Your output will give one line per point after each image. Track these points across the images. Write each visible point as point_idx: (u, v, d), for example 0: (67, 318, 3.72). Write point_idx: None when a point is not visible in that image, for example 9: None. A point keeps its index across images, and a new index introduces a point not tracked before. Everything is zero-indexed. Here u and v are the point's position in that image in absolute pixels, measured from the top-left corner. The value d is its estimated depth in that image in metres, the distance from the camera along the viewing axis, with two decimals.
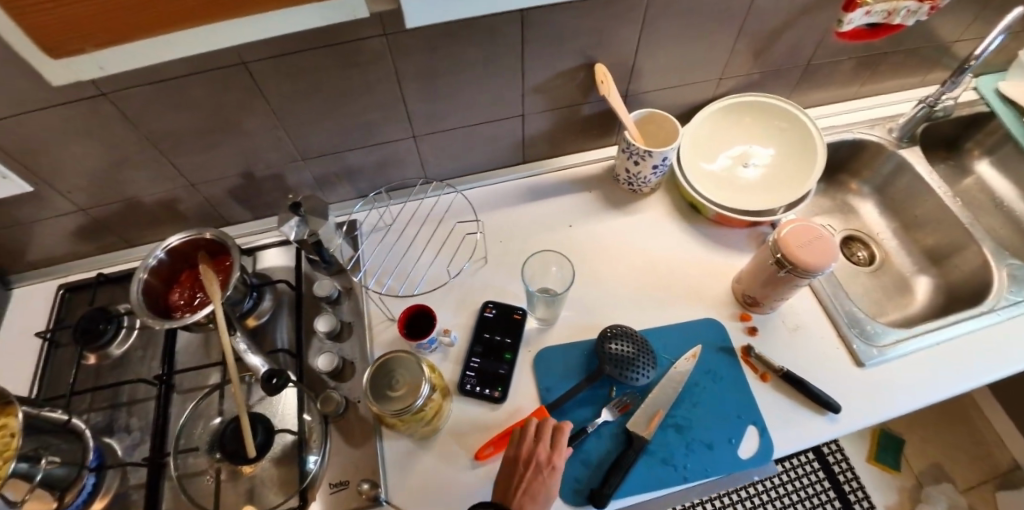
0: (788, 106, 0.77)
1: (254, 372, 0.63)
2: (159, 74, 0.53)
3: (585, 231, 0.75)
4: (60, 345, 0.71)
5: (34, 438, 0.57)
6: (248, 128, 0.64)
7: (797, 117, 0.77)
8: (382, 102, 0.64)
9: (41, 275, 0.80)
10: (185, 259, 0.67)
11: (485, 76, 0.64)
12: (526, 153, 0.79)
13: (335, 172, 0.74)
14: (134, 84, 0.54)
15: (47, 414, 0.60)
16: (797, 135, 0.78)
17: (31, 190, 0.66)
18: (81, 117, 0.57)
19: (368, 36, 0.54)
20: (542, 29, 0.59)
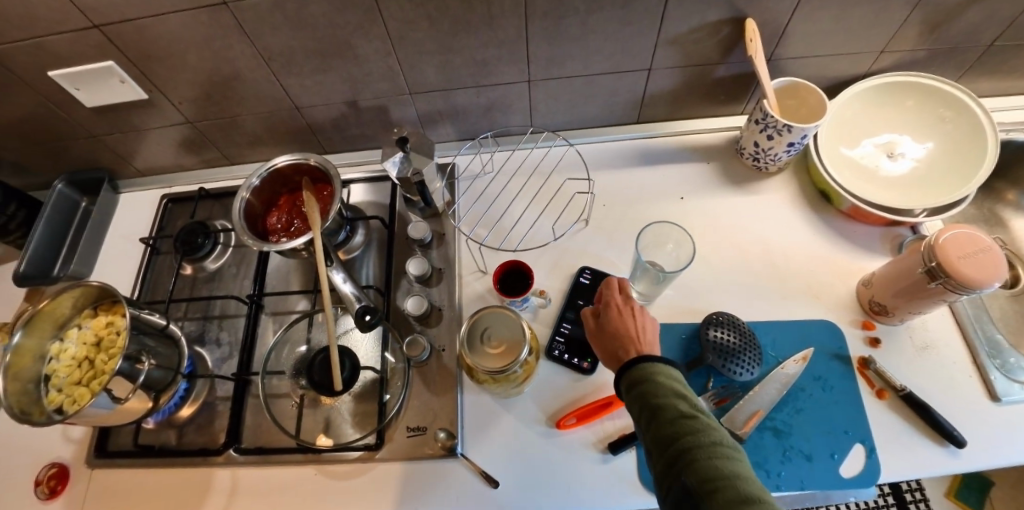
0: (961, 92, 0.66)
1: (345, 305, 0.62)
2: None
3: (696, 206, 0.69)
4: (160, 253, 0.74)
5: (135, 340, 0.57)
6: (359, 54, 0.61)
7: (969, 106, 0.66)
8: (500, 40, 0.59)
9: (146, 183, 0.82)
10: (284, 183, 0.66)
11: (616, 21, 0.57)
12: (640, 114, 0.73)
13: (439, 111, 0.70)
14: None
15: (146, 317, 0.61)
16: (964, 128, 0.66)
17: (146, 97, 0.67)
18: (201, 26, 0.56)
19: None
20: None
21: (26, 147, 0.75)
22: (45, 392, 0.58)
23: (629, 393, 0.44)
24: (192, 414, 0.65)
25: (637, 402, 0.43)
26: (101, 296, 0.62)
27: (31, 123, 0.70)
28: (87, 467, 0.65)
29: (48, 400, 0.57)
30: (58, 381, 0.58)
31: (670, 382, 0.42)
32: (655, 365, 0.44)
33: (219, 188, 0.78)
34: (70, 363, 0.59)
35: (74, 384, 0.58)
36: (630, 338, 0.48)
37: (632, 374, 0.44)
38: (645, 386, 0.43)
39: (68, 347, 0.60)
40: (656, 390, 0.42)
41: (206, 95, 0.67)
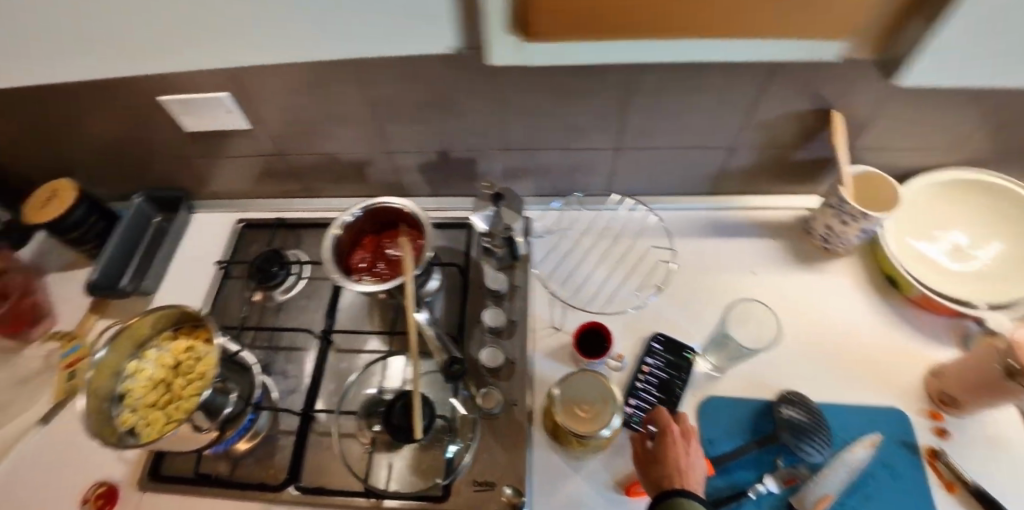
0: None
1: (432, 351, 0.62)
2: None
3: (766, 280, 0.71)
4: (232, 276, 0.75)
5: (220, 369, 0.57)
6: (463, 110, 0.64)
7: None
8: (598, 109, 0.63)
9: (220, 206, 0.83)
10: (373, 222, 0.68)
11: (710, 103, 0.61)
12: (716, 186, 0.75)
13: (525, 167, 0.72)
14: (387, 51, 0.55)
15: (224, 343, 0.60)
16: None
17: (247, 128, 0.69)
18: (323, 73, 0.59)
19: None
20: (796, 68, 0.55)
21: (117, 160, 0.78)
22: (117, 412, 0.58)
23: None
24: (249, 449, 0.63)
25: None
26: (184, 319, 0.62)
27: (131, 140, 0.73)
28: (137, 491, 0.63)
29: (121, 421, 0.57)
30: (133, 402, 0.58)
31: None
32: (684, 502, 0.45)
33: (297, 219, 0.79)
34: (146, 384, 0.59)
35: (150, 407, 0.57)
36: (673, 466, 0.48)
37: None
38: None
39: (146, 368, 0.60)
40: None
41: (304, 132, 0.70)
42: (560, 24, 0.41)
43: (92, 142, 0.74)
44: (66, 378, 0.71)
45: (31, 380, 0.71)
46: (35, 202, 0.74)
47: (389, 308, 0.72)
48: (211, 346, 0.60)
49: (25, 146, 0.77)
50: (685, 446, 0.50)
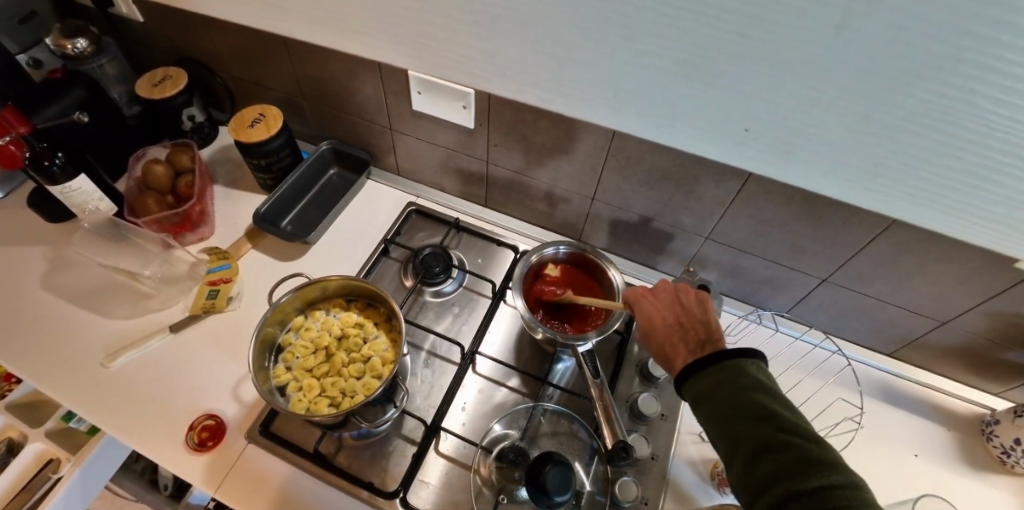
0: None
1: (596, 424, 0.58)
2: (692, 124, 0.51)
3: (931, 470, 0.64)
4: (389, 256, 0.73)
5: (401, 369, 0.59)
6: (697, 191, 0.61)
7: None
8: (833, 239, 0.58)
9: (394, 181, 0.83)
10: (564, 266, 0.68)
11: (951, 275, 0.56)
12: (901, 350, 0.70)
13: (720, 262, 0.70)
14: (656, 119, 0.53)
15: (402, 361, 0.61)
16: None
17: (469, 127, 0.67)
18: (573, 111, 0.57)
19: (917, 201, 0.48)
20: None
21: (319, 106, 0.78)
22: (272, 363, 0.59)
23: (697, 382, 0.42)
24: (362, 446, 0.62)
25: (724, 386, 0.40)
26: (358, 294, 0.63)
27: (345, 95, 0.73)
28: (244, 438, 0.61)
29: (274, 374, 0.58)
30: (291, 359, 0.60)
31: (757, 387, 0.40)
32: (745, 361, 0.41)
33: (471, 224, 0.78)
34: (308, 346, 0.60)
35: (304, 371, 0.59)
36: (698, 324, 0.48)
37: (716, 361, 0.42)
38: (733, 375, 0.41)
39: (311, 328, 0.62)
40: (757, 396, 0.39)
41: (515, 151, 0.68)
42: None
43: (307, 82, 0.74)
44: (207, 295, 0.69)
45: (175, 284, 0.72)
46: (239, 118, 0.72)
47: (535, 350, 0.70)
48: (378, 331, 0.61)
49: (241, 63, 0.78)
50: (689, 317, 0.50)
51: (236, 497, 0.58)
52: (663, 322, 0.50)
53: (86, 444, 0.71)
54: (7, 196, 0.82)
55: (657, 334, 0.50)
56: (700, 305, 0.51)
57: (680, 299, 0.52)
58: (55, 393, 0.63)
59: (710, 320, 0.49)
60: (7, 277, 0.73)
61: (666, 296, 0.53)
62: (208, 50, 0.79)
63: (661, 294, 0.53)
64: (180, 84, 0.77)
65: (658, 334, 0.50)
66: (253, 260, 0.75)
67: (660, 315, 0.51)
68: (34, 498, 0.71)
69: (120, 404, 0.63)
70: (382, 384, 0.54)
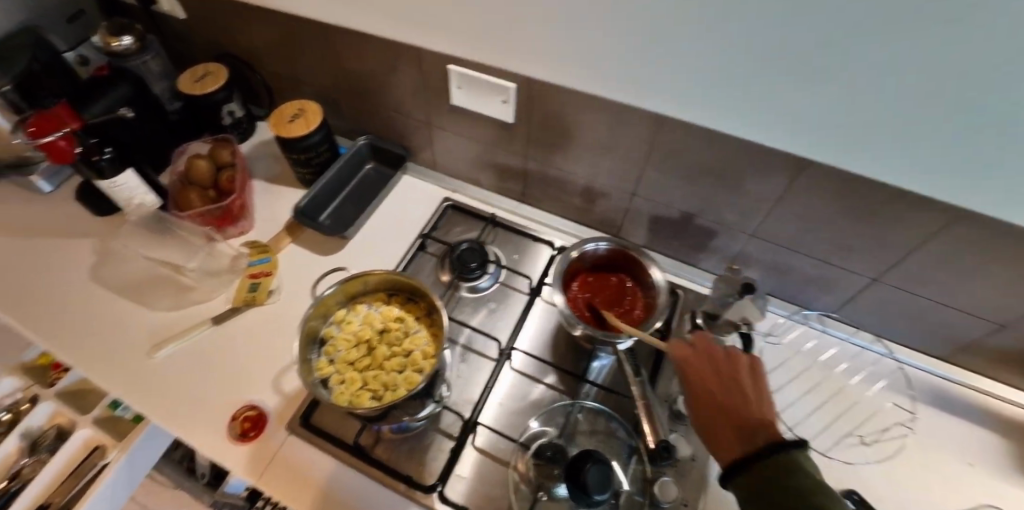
0: None
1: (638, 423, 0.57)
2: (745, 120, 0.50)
3: (989, 482, 0.61)
4: (425, 251, 0.73)
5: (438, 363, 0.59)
6: (745, 188, 0.59)
7: None
8: (892, 238, 0.56)
9: (428, 175, 0.83)
10: (604, 261, 0.66)
11: (1018, 278, 0.53)
12: (954, 355, 0.67)
13: (763, 261, 0.68)
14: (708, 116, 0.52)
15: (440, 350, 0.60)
16: None
17: (508, 123, 0.67)
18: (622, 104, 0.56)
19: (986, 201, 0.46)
20: None
21: (357, 102, 0.78)
22: (315, 355, 0.60)
23: (751, 479, 0.39)
24: (400, 441, 0.62)
25: (783, 487, 0.37)
26: (399, 288, 0.63)
27: (384, 91, 0.73)
28: (286, 429, 0.62)
29: (317, 367, 0.58)
30: (333, 352, 0.60)
31: (819, 491, 0.36)
32: (801, 457, 0.39)
33: (505, 219, 0.77)
34: (350, 339, 0.61)
35: (346, 364, 0.59)
36: (750, 401, 0.45)
37: (769, 458, 0.39)
38: (792, 476, 0.37)
39: (353, 321, 0.62)
40: (819, 497, 0.35)
41: (559, 147, 0.67)
42: None
43: (345, 77, 0.75)
44: (248, 288, 0.70)
45: (216, 277, 0.74)
46: (278, 114, 0.73)
47: (572, 347, 0.69)
48: (420, 326, 0.61)
49: (282, 60, 0.79)
50: (739, 393, 0.46)
51: (279, 487, 0.59)
52: (716, 391, 0.47)
53: (131, 431, 0.73)
54: (55, 190, 0.84)
55: (702, 409, 0.47)
56: (747, 381, 0.48)
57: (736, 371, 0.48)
58: (104, 380, 0.65)
59: (764, 404, 0.45)
60: (58, 268, 0.75)
61: (725, 362, 0.49)
62: (249, 47, 0.80)
63: (720, 357, 0.50)
64: (221, 81, 0.78)
65: (709, 404, 0.46)
66: (291, 254, 0.76)
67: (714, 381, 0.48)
68: (81, 484, 0.74)
69: (166, 394, 0.64)
70: (425, 379, 0.54)
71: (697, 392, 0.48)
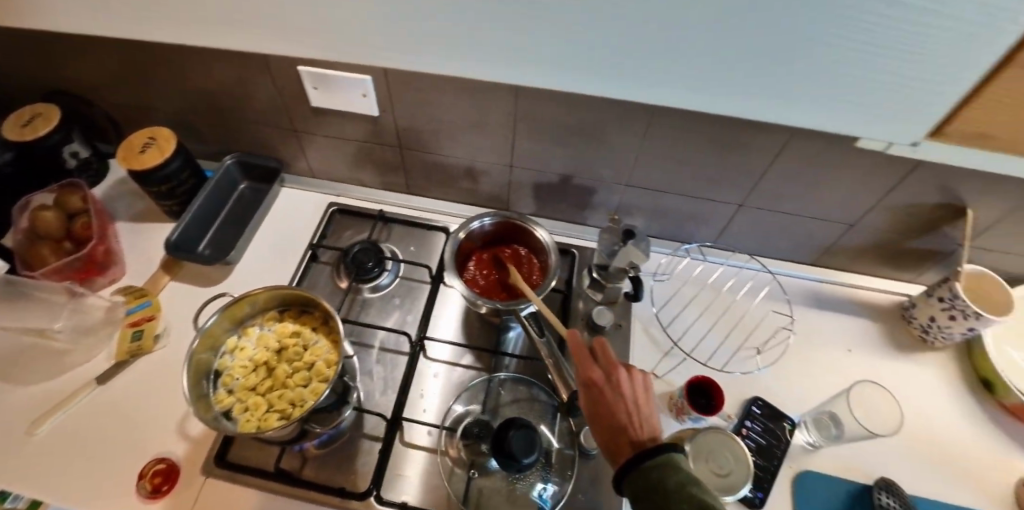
0: None
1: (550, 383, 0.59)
2: None
3: (865, 361, 0.69)
4: (318, 261, 0.71)
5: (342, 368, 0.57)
6: (609, 140, 0.62)
7: None
8: (742, 163, 0.61)
9: (308, 183, 0.80)
10: (492, 236, 0.67)
11: (851, 179, 0.60)
12: (821, 258, 0.75)
13: (643, 206, 0.71)
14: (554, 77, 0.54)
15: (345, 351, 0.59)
16: None
17: (375, 115, 0.65)
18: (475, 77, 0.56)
19: None
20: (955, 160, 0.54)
21: (216, 120, 0.73)
22: (212, 389, 0.56)
23: (635, 482, 0.41)
24: (327, 456, 0.60)
25: (654, 487, 0.39)
26: (291, 302, 0.61)
27: (241, 104, 0.69)
28: (202, 473, 0.59)
29: (217, 400, 0.55)
30: (231, 382, 0.57)
31: (684, 483, 0.38)
32: (677, 459, 0.41)
33: (396, 213, 0.76)
34: (246, 365, 0.58)
35: (247, 391, 0.56)
36: (635, 411, 0.46)
37: (646, 464, 0.41)
38: (663, 474, 0.40)
39: (247, 347, 0.59)
40: (692, 490, 0.38)
41: (432, 131, 0.66)
42: None
43: (193, 96, 0.70)
44: (131, 338, 0.65)
45: (91, 334, 0.67)
46: (125, 146, 0.67)
47: (482, 324, 0.70)
48: (318, 336, 0.59)
49: (119, 88, 0.72)
50: (628, 401, 0.47)
51: None
52: (613, 418, 0.45)
53: None
54: None
55: (595, 421, 0.47)
56: (633, 385, 0.48)
57: (629, 387, 0.47)
58: None
59: (649, 419, 0.46)
60: None
61: (618, 382, 0.48)
62: (78, 79, 0.72)
63: (614, 375, 0.48)
64: (51, 121, 0.70)
65: (605, 430, 0.46)
66: (177, 293, 0.71)
67: (611, 409, 0.46)
68: None
69: (51, 471, 0.58)
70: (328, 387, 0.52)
71: (590, 406, 0.48)
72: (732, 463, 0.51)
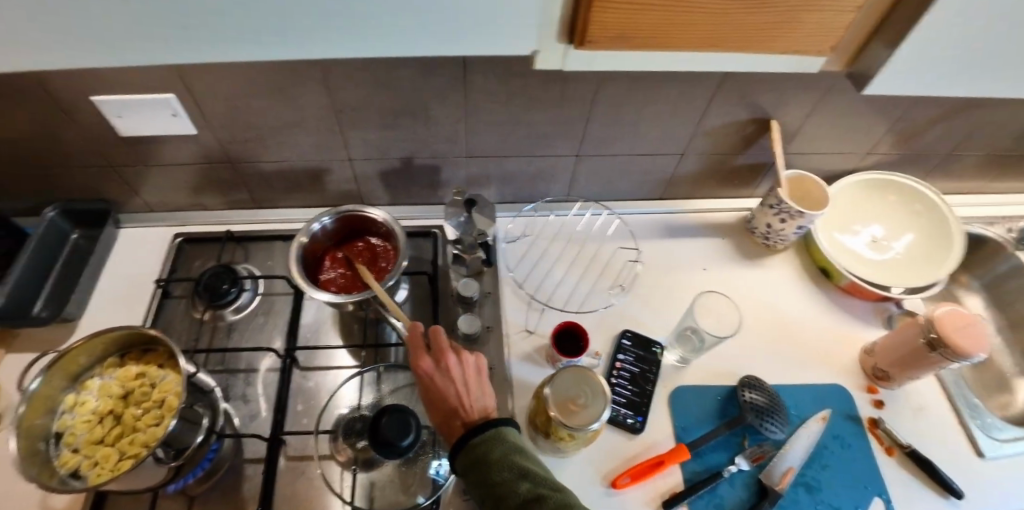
0: (932, 193, 0.77)
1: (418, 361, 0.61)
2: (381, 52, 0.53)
3: (718, 275, 0.76)
4: (172, 296, 0.69)
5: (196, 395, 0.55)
6: (432, 115, 0.63)
7: (939, 207, 0.76)
8: (563, 114, 0.64)
9: (153, 220, 0.77)
10: (340, 237, 0.67)
11: (665, 111, 0.64)
12: (667, 191, 0.81)
13: (490, 174, 0.73)
14: (351, 62, 0.54)
15: (201, 379, 0.57)
16: (935, 222, 0.77)
17: (193, 133, 0.63)
18: (277, 75, 0.55)
19: None
20: (740, 76, 0.59)
21: (22, 171, 0.67)
22: (53, 453, 0.52)
23: (465, 460, 0.44)
24: (211, 490, 0.58)
25: (481, 463, 0.43)
26: (130, 344, 0.58)
27: (45, 148, 0.64)
28: None
29: (61, 462, 0.51)
30: (75, 440, 0.53)
31: (507, 454, 0.44)
32: (506, 430, 0.46)
33: (245, 231, 0.76)
34: (90, 419, 0.54)
35: (95, 444, 0.53)
36: (465, 393, 0.49)
37: (473, 442, 0.45)
38: (489, 449, 0.44)
39: (88, 400, 0.55)
40: (514, 460, 0.43)
41: (260, 138, 0.65)
42: (616, 33, 0.33)
43: None
44: None
45: None
46: None
47: (354, 321, 0.71)
48: (166, 371, 0.57)
49: None
50: (459, 385, 0.49)
51: None
52: (443, 402, 0.48)
53: None
54: None
55: (432, 411, 0.49)
56: (465, 370, 0.51)
57: (459, 370, 0.50)
58: None
59: (480, 398, 0.49)
60: None
61: (448, 367, 0.50)
62: None
63: (443, 361, 0.51)
64: None
65: (438, 415, 0.48)
66: (18, 362, 0.66)
67: (441, 393, 0.48)
68: None
69: None
70: (174, 415, 0.50)
71: (426, 398, 0.50)
72: (585, 395, 0.54)
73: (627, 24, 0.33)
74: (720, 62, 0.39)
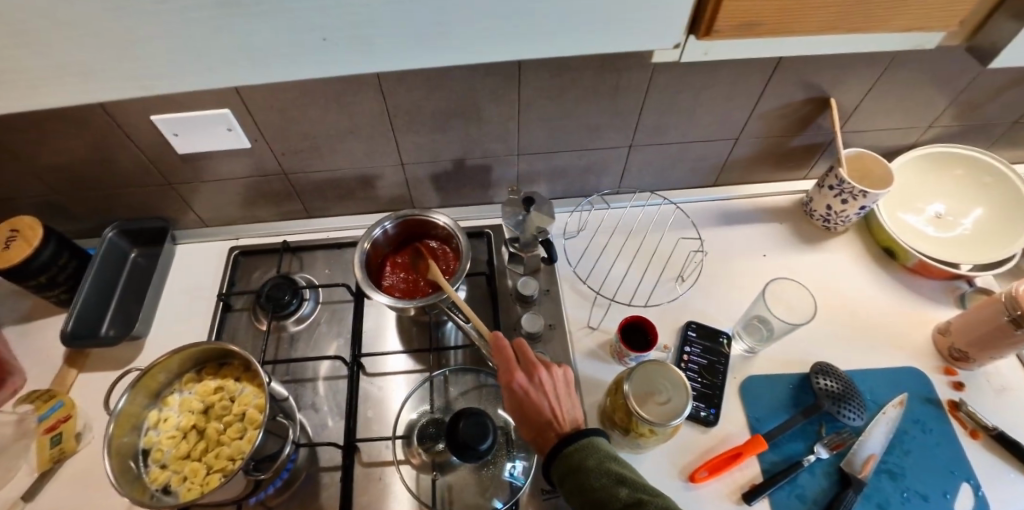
0: (1006, 167, 0.73)
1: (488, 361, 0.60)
2: None
3: (778, 261, 0.74)
4: (234, 309, 0.69)
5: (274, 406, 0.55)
6: (486, 115, 0.62)
7: (1013, 182, 0.73)
8: (618, 106, 0.63)
9: (209, 234, 0.78)
10: (399, 241, 0.67)
11: (721, 97, 0.63)
12: (718, 177, 0.79)
13: (541, 170, 0.73)
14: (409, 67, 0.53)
15: (276, 391, 0.57)
16: (1008, 199, 0.73)
17: (248, 147, 0.63)
18: (334, 84, 0.55)
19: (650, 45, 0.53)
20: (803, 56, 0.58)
21: (84, 193, 0.68)
22: (143, 469, 0.53)
23: (561, 468, 0.46)
24: (290, 500, 0.58)
25: (577, 471, 0.45)
26: (205, 359, 0.59)
27: (105, 171, 0.65)
28: None
29: (151, 479, 0.52)
30: (163, 456, 0.54)
31: (601, 462, 0.45)
32: (598, 439, 0.47)
33: (300, 241, 0.76)
34: (174, 435, 0.55)
35: (181, 459, 0.54)
36: (559, 407, 0.50)
37: (566, 450, 0.46)
38: (583, 457, 0.45)
39: (170, 416, 0.56)
40: (609, 466, 0.44)
41: (314, 148, 0.64)
42: (738, 20, 0.34)
43: (50, 175, 0.65)
44: (51, 444, 0.58)
45: None
46: None
47: (415, 325, 0.71)
48: (243, 384, 0.57)
49: None
50: (552, 399, 0.50)
51: None
52: (539, 415, 0.49)
53: None
54: None
55: (524, 422, 0.50)
56: (555, 384, 0.52)
57: (551, 385, 0.51)
58: None
59: (571, 412, 0.50)
60: None
61: (541, 381, 0.51)
62: None
63: (536, 376, 0.51)
64: None
65: (532, 426, 0.50)
66: (94, 380, 0.67)
67: (537, 407, 0.49)
68: None
69: None
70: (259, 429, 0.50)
71: (519, 411, 0.50)
72: (664, 392, 0.53)
73: (750, 12, 0.33)
74: (829, 40, 0.39)
